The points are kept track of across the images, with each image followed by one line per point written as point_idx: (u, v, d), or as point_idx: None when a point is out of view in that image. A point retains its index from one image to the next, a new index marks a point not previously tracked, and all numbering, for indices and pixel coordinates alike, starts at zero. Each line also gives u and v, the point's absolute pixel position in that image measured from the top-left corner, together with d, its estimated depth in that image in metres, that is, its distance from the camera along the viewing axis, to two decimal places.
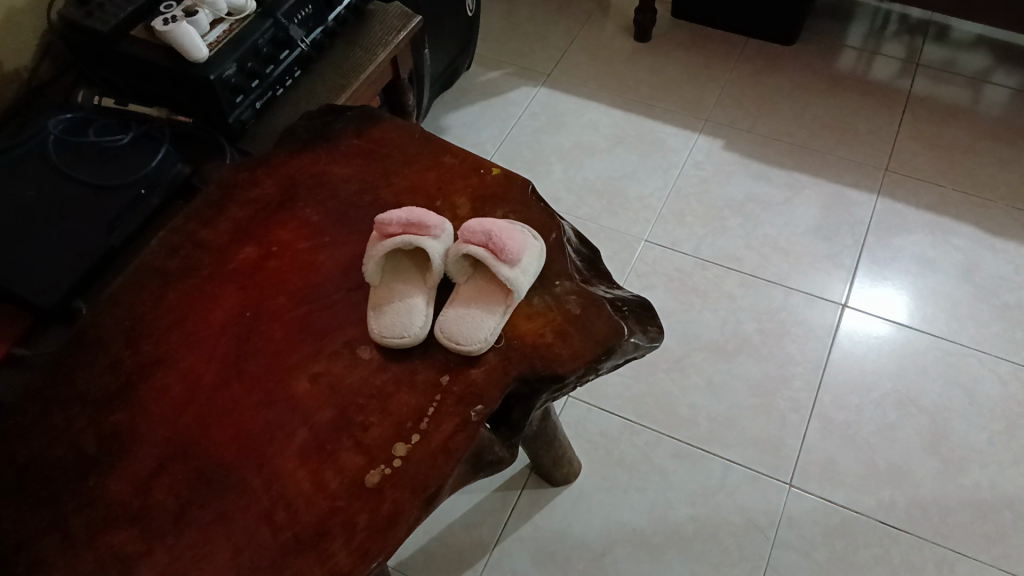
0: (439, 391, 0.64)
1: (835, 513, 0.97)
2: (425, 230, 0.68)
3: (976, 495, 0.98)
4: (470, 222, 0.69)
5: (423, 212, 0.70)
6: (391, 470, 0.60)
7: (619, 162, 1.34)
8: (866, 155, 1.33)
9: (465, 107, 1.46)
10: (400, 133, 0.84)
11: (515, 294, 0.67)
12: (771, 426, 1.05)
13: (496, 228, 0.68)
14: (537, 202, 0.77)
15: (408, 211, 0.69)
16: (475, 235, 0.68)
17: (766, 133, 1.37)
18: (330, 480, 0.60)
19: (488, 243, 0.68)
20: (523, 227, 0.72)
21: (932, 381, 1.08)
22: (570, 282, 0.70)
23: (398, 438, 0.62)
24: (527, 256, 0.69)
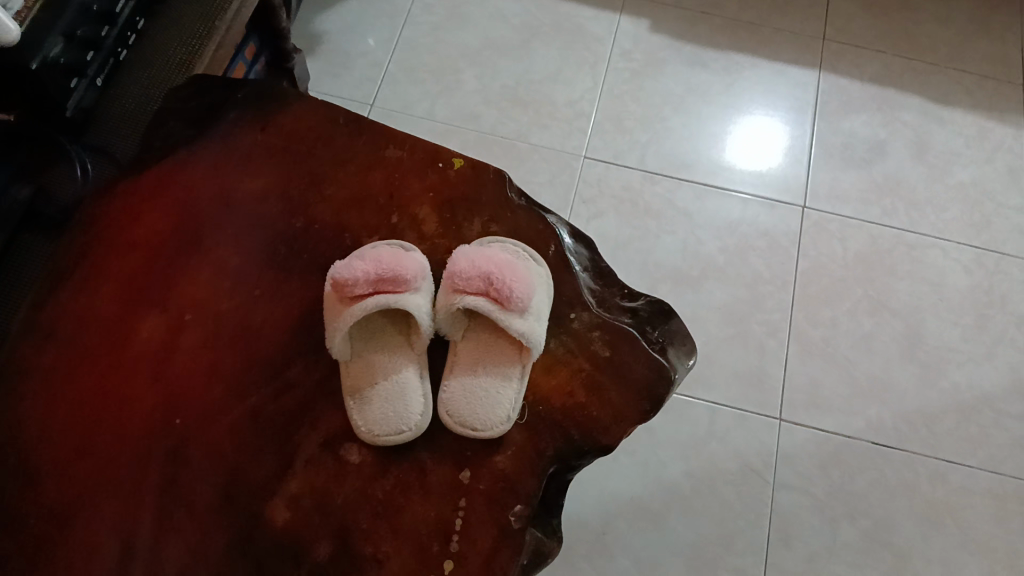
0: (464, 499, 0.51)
1: (827, 442, 0.93)
2: (404, 284, 0.53)
3: (958, 397, 0.96)
4: (459, 263, 0.53)
5: (395, 256, 0.53)
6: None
7: (539, 60, 1.16)
8: (802, 22, 1.20)
9: (342, 3, 1.21)
10: (318, 118, 0.63)
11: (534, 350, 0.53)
12: (751, 355, 0.97)
13: (496, 266, 0.53)
14: (517, 202, 0.61)
15: (375, 258, 0.53)
16: (471, 281, 0.53)
17: (689, 5, 1.21)
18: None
19: (489, 290, 0.53)
20: (520, 250, 0.57)
21: (901, 281, 1.03)
22: (589, 313, 0.57)
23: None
24: (538, 296, 0.54)
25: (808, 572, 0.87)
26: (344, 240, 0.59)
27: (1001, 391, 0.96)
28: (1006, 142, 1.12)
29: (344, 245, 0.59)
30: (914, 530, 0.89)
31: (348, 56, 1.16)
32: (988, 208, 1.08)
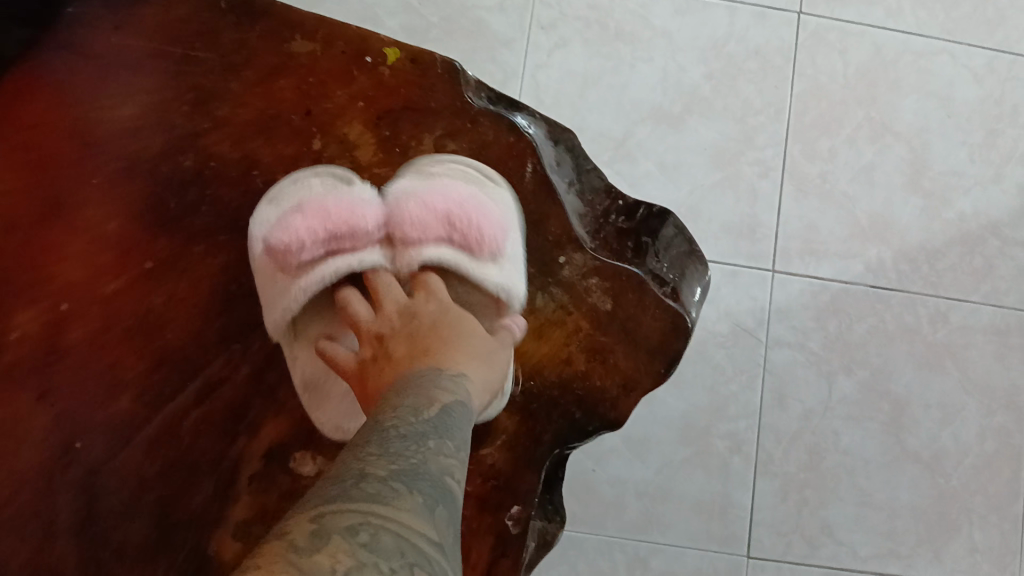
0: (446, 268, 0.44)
1: (823, 291, 0.85)
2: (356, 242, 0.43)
3: (962, 227, 0.88)
4: (408, 206, 0.43)
5: (336, 202, 0.43)
6: (476, 330, 0.40)
7: None
8: None
9: None
10: (189, 5, 0.45)
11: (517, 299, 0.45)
12: (741, 203, 0.86)
13: (457, 205, 0.44)
14: (469, 105, 0.46)
15: (311, 211, 0.43)
16: (429, 227, 0.44)
17: None
18: (418, 353, 0.37)
19: (450, 236, 0.44)
20: (473, 171, 0.45)
21: (907, 97, 0.90)
22: (580, 254, 0.46)
23: (444, 303, 0.41)
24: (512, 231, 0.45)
25: (803, 431, 0.83)
26: (253, 181, 0.45)
27: (1008, 216, 0.88)
28: None
29: (254, 189, 0.46)
30: (913, 377, 0.84)
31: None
32: None
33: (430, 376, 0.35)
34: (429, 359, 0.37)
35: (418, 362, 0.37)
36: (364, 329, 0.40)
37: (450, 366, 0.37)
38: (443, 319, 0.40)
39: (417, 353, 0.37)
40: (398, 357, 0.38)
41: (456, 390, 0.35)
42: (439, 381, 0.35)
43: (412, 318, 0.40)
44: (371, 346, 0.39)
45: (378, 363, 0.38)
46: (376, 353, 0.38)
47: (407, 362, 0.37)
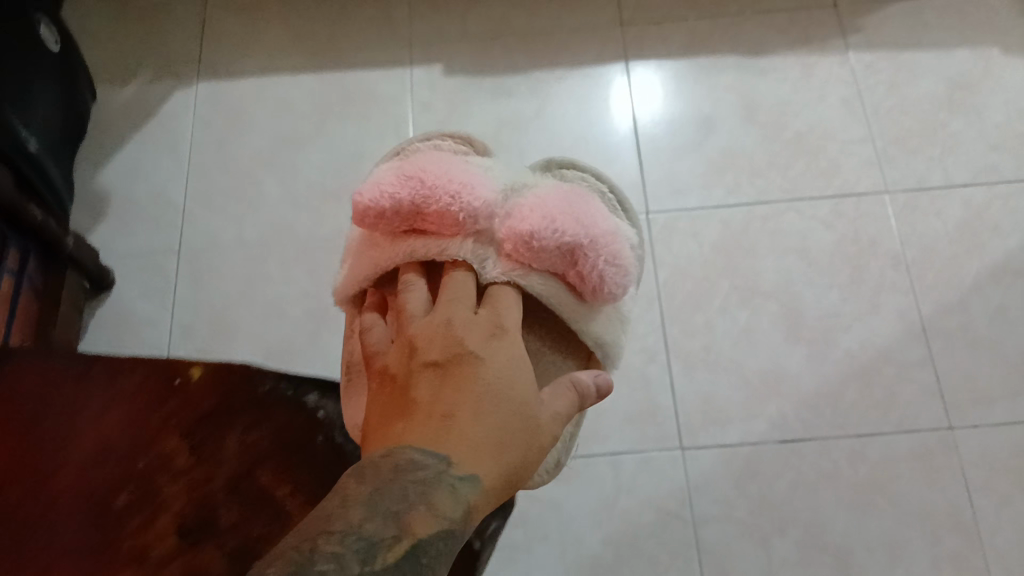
0: (510, 331, 0.53)
1: (736, 456, 0.88)
2: (466, 231, 0.60)
3: (852, 363, 0.91)
4: (551, 226, 0.59)
5: (477, 190, 0.60)
6: (507, 416, 0.46)
7: (340, 141, 1.05)
8: (596, 11, 1.12)
9: (111, 149, 1.07)
10: (31, 369, 0.55)
11: (591, 322, 0.64)
12: (636, 391, 0.91)
13: (577, 237, 0.59)
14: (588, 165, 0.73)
15: (433, 180, 0.60)
16: (537, 248, 0.59)
17: (476, 32, 1.12)
18: (442, 417, 0.45)
19: (565, 268, 0.60)
20: (598, 185, 0.70)
21: (766, 258, 0.96)
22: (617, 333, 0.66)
23: (491, 369, 0.48)
24: (619, 273, 0.61)
25: None
26: (91, 504, 0.51)
27: (895, 342, 0.92)
28: (830, 74, 1.06)
29: (93, 510, 0.51)
30: (847, 521, 0.85)
31: (129, 198, 1.03)
32: (833, 150, 1.01)
33: (432, 471, 0.42)
34: (447, 440, 0.44)
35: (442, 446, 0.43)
36: (424, 342, 0.50)
37: (470, 461, 0.43)
38: (481, 394, 0.46)
39: (449, 420, 0.45)
40: (435, 411, 0.45)
41: (446, 502, 0.40)
42: (432, 498, 0.40)
43: (462, 363, 0.48)
44: (424, 368, 0.48)
45: (420, 402, 0.46)
46: (423, 381, 0.47)
47: (439, 436, 0.44)
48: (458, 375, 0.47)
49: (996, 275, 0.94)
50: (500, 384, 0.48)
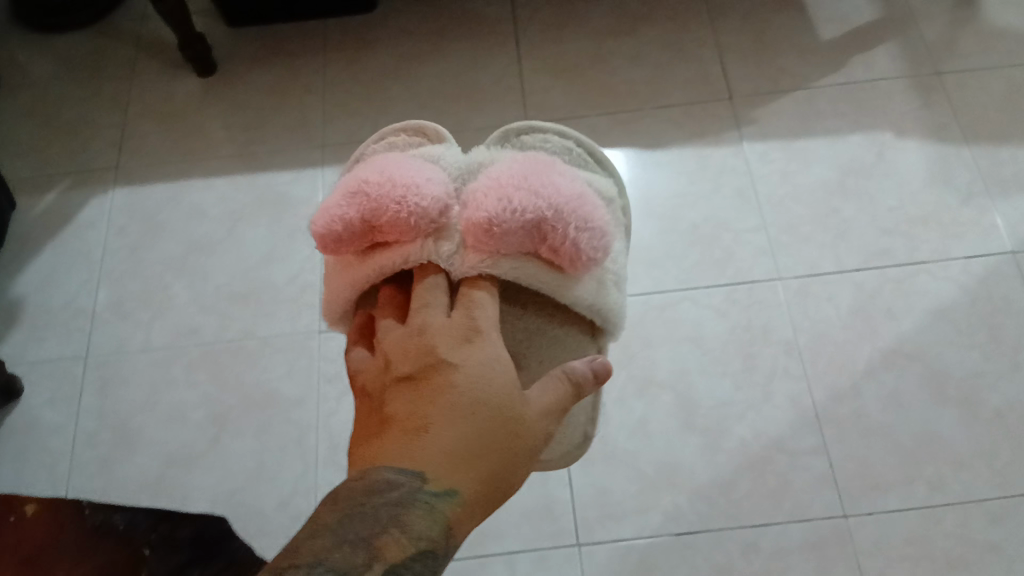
0: (485, 333, 0.54)
1: (631, 550, 0.88)
2: (427, 232, 0.60)
3: (746, 452, 0.92)
4: (507, 210, 0.58)
5: (423, 189, 0.60)
6: (484, 421, 0.48)
7: (249, 243, 1.07)
8: (502, 113, 1.17)
9: (29, 259, 1.09)
10: None
11: (576, 291, 0.64)
12: (534, 487, 0.91)
13: (538, 211, 0.59)
14: (553, 126, 0.76)
15: (376, 189, 0.60)
16: (501, 232, 0.59)
17: (388, 132, 1.16)
18: (414, 433, 0.47)
19: (540, 245, 0.60)
20: (563, 152, 0.74)
21: (661, 348, 0.97)
22: (612, 293, 0.68)
23: (463, 377, 0.50)
24: (594, 238, 0.60)
25: None
26: None
27: (787, 430, 0.93)
28: (724, 164, 1.09)
29: None
30: None
31: (40, 306, 1.05)
32: (727, 239, 1.04)
33: (404, 491, 0.43)
34: (423, 457, 0.46)
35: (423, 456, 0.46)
36: (404, 353, 0.53)
37: (450, 470, 0.45)
38: (456, 405, 0.48)
39: (429, 430, 0.47)
40: (415, 419, 0.48)
41: (421, 522, 0.42)
42: (405, 520, 0.42)
43: (436, 372, 0.50)
44: (406, 378, 0.51)
45: (399, 410, 0.49)
46: (407, 389, 0.50)
47: (419, 447, 0.46)
48: (431, 388, 0.49)
49: (889, 359, 0.96)
50: (477, 385, 0.49)
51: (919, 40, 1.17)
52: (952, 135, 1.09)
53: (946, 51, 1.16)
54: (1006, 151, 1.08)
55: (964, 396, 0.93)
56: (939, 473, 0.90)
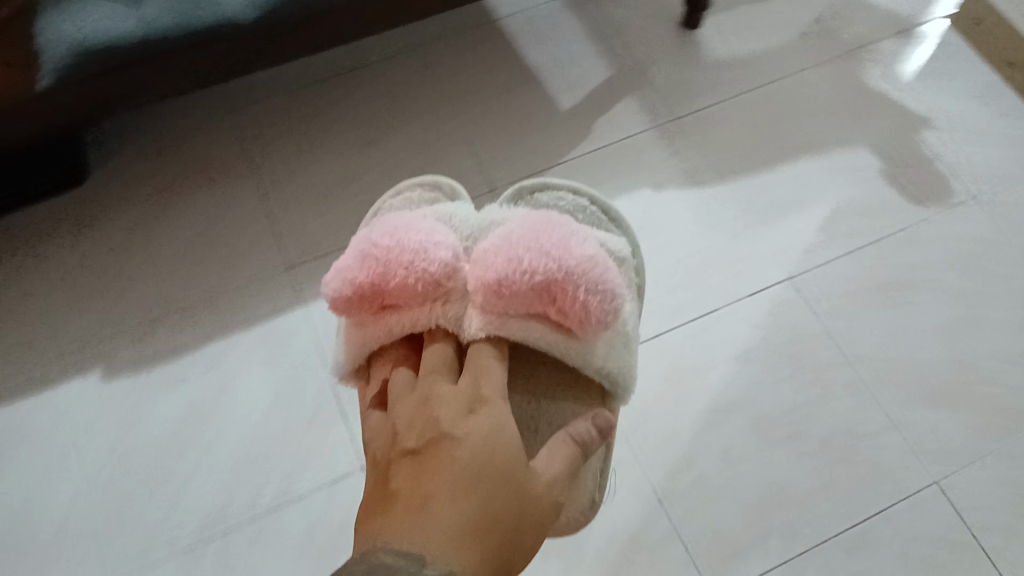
0: (490, 403, 0.59)
1: None
2: (435, 295, 0.68)
3: (605, 559, 0.88)
4: (526, 270, 0.66)
5: (438, 254, 0.68)
6: (490, 490, 0.51)
7: (10, 494, 0.97)
8: (260, 261, 1.09)
9: None
10: None
11: (589, 351, 0.70)
12: None
13: (546, 273, 0.66)
14: (568, 185, 0.86)
15: (387, 254, 0.68)
16: (508, 294, 0.67)
17: (138, 317, 1.06)
18: (420, 503, 0.49)
19: (547, 308, 0.67)
20: (583, 204, 0.84)
21: None
22: (626, 354, 0.73)
23: (470, 448, 0.53)
24: (602, 301, 0.67)
25: None
26: None
27: (639, 522, 0.89)
28: None
29: None
30: None
31: None
32: None
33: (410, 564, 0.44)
34: (432, 523, 0.47)
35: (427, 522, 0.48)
36: (413, 421, 0.57)
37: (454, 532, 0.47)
38: (464, 474, 0.51)
39: (434, 498, 0.49)
40: (422, 487, 0.50)
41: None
42: None
43: (440, 445, 0.53)
44: (415, 448, 0.54)
45: (406, 479, 0.52)
46: (416, 458, 0.53)
47: (426, 513, 0.48)
48: (437, 458, 0.52)
49: (710, 419, 0.95)
50: (484, 450, 0.53)
51: (653, 85, 1.19)
52: (708, 176, 1.11)
53: (680, 89, 1.19)
54: (758, 179, 1.11)
55: (790, 433, 0.94)
56: (789, 521, 0.89)
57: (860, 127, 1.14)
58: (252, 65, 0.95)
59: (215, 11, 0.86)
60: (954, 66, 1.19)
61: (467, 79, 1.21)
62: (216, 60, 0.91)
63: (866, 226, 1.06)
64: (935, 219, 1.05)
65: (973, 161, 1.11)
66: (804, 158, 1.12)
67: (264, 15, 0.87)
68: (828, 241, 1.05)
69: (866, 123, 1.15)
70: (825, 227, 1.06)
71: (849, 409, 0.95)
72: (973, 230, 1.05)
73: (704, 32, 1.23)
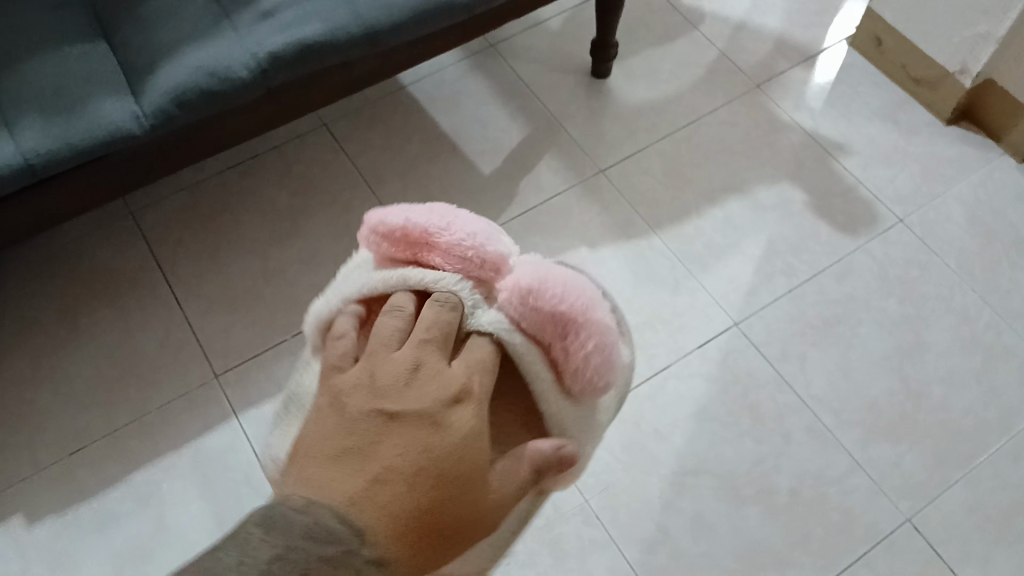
0: (475, 402, 0.59)
1: None
2: (469, 273, 0.67)
3: None
4: (563, 287, 0.66)
5: (500, 243, 0.69)
6: (443, 493, 0.53)
7: None
8: (182, 376, 1.02)
9: None
10: None
11: (560, 404, 0.65)
12: None
13: (572, 308, 0.65)
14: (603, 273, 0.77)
15: (460, 219, 0.68)
16: (530, 301, 0.65)
17: (53, 454, 0.97)
18: (380, 475, 0.51)
19: (556, 332, 0.65)
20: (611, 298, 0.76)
21: None
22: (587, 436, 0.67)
23: (440, 443, 0.54)
24: (597, 366, 0.65)
25: None
26: None
27: None
28: None
29: None
30: None
31: None
32: None
33: (346, 541, 0.46)
34: (375, 504, 0.49)
35: (376, 499, 0.50)
36: (403, 377, 0.57)
37: (395, 518, 0.50)
38: (427, 468, 0.52)
39: (394, 476, 0.51)
40: (387, 460, 0.52)
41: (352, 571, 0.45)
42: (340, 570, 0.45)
43: (419, 425, 0.54)
44: (395, 414, 0.54)
45: (376, 441, 0.53)
46: (390, 423, 0.54)
47: (378, 490, 0.50)
48: (412, 437, 0.53)
49: (679, 484, 0.92)
50: (456, 447, 0.54)
51: (570, 139, 1.17)
52: (639, 228, 1.09)
53: (598, 141, 1.17)
54: (690, 226, 1.09)
55: (758, 490, 0.92)
56: None
57: (778, 162, 1.15)
58: (153, 175, 0.87)
59: (105, 126, 0.79)
60: (860, 89, 1.21)
61: (381, 153, 1.16)
62: (113, 175, 0.84)
63: (801, 263, 1.06)
64: (866, 247, 1.08)
65: (892, 183, 1.13)
66: (731, 198, 1.12)
67: (157, 127, 0.81)
68: (767, 282, 1.05)
69: (785, 156, 1.15)
70: (761, 267, 1.06)
71: (813, 455, 0.94)
72: (904, 252, 1.07)
73: (613, 80, 1.22)
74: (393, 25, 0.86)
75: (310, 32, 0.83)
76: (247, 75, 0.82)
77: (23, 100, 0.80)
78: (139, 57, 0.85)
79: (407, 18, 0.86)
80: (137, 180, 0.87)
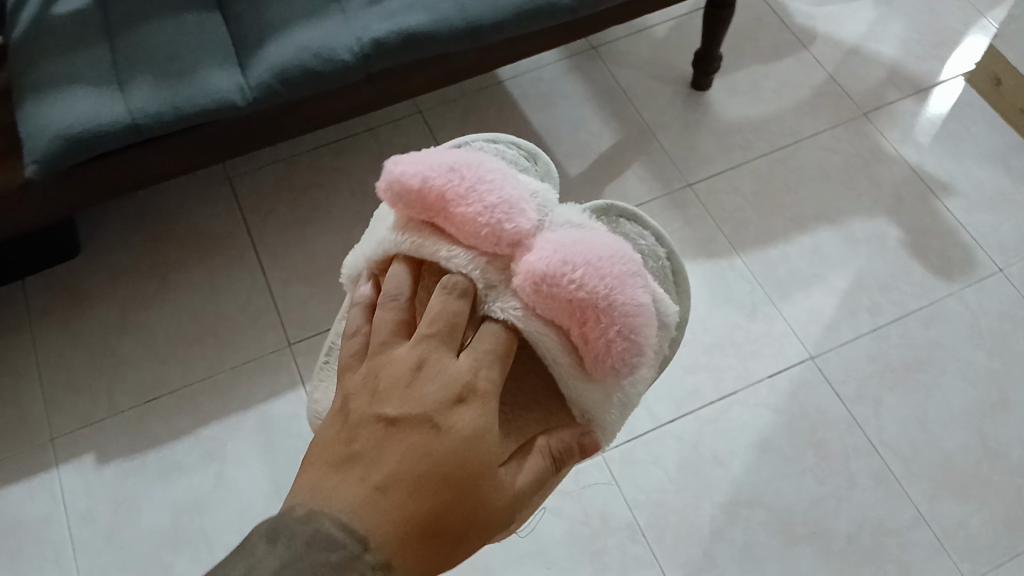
0: (490, 393, 0.43)
1: None
2: (485, 248, 0.54)
3: None
4: (584, 255, 0.51)
5: (517, 204, 0.55)
6: (452, 499, 0.38)
7: None
8: (257, 340, 1.05)
9: None
10: None
11: (580, 387, 0.54)
12: None
13: (591, 291, 0.50)
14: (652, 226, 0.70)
15: (478, 182, 0.56)
16: (535, 283, 0.51)
17: (130, 400, 1.02)
18: (377, 482, 0.37)
19: (568, 318, 0.52)
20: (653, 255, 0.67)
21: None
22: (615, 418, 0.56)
23: (445, 446, 0.39)
24: (625, 350, 0.51)
25: None
26: None
27: None
28: None
29: None
30: None
31: None
32: None
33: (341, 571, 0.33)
34: (376, 520, 0.36)
35: (375, 512, 0.36)
36: (399, 367, 0.42)
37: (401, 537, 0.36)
38: (423, 475, 0.38)
39: (395, 482, 0.37)
40: (385, 465, 0.38)
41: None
42: None
43: (421, 425, 0.39)
44: (391, 415, 0.40)
45: (368, 442, 0.39)
46: (386, 426, 0.39)
47: (376, 501, 0.36)
48: (413, 440, 0.39)
49: (732, 513, 0.90)
50: (469, 447, 0.39)
51: (662, 149, 1.15)
52: (721, 247, 1.07)
53: (690, 154, 1.15)
54: (775, 250, 1.07)
55: (813, 530, 0.89)
56: None
57: (875, 194, 1.11)
58: (252, 146, 0.91)
59: (212, 96, 0.82)
60: (973, 127, 1.16)
61: None
62: (215, 141, 0.87)
63: (888, 302, 1.02)
64: (960, 294, 1.03)
65: (996, 230, 1.07)
66: (821, 228, 1.08)
67: (260, 100, 0.83)
68: (849, 318, 1.01)
69: (884, 190, 1.11)
70: (845, 302, 1.02)
71: (876, 502, 0.90)
72: (1000, 303, 1.02)
73: (712, 93, 1.20)
74: (496, 22, 0.86)
75: (415, 23, 0.85)
76: (350, 58, 0.84)
77: (138, 64, 0.84)
78: (250, 31, 0.88)
79: (511, 15, 0.87)
80: (237, 149, 0.90)
